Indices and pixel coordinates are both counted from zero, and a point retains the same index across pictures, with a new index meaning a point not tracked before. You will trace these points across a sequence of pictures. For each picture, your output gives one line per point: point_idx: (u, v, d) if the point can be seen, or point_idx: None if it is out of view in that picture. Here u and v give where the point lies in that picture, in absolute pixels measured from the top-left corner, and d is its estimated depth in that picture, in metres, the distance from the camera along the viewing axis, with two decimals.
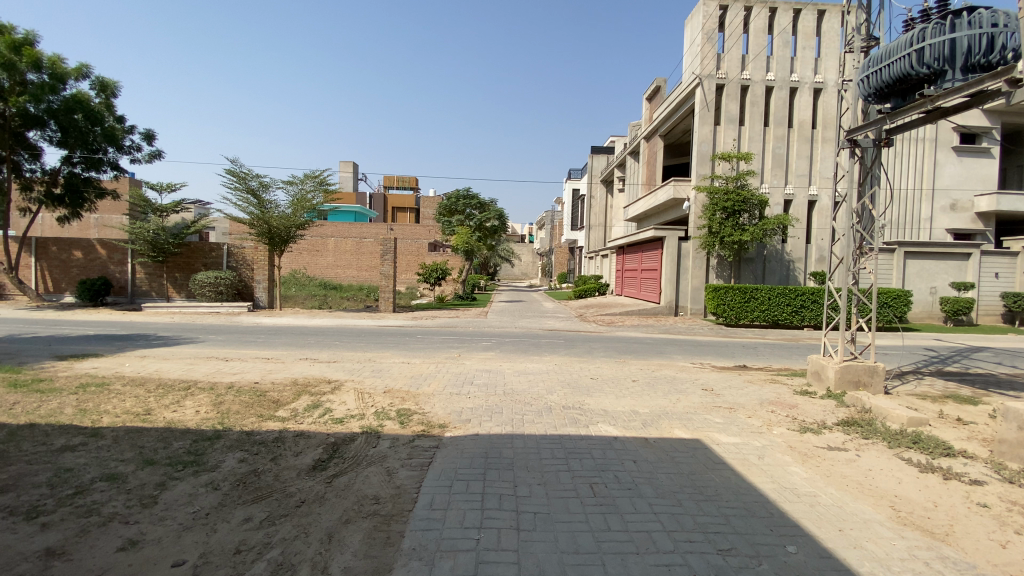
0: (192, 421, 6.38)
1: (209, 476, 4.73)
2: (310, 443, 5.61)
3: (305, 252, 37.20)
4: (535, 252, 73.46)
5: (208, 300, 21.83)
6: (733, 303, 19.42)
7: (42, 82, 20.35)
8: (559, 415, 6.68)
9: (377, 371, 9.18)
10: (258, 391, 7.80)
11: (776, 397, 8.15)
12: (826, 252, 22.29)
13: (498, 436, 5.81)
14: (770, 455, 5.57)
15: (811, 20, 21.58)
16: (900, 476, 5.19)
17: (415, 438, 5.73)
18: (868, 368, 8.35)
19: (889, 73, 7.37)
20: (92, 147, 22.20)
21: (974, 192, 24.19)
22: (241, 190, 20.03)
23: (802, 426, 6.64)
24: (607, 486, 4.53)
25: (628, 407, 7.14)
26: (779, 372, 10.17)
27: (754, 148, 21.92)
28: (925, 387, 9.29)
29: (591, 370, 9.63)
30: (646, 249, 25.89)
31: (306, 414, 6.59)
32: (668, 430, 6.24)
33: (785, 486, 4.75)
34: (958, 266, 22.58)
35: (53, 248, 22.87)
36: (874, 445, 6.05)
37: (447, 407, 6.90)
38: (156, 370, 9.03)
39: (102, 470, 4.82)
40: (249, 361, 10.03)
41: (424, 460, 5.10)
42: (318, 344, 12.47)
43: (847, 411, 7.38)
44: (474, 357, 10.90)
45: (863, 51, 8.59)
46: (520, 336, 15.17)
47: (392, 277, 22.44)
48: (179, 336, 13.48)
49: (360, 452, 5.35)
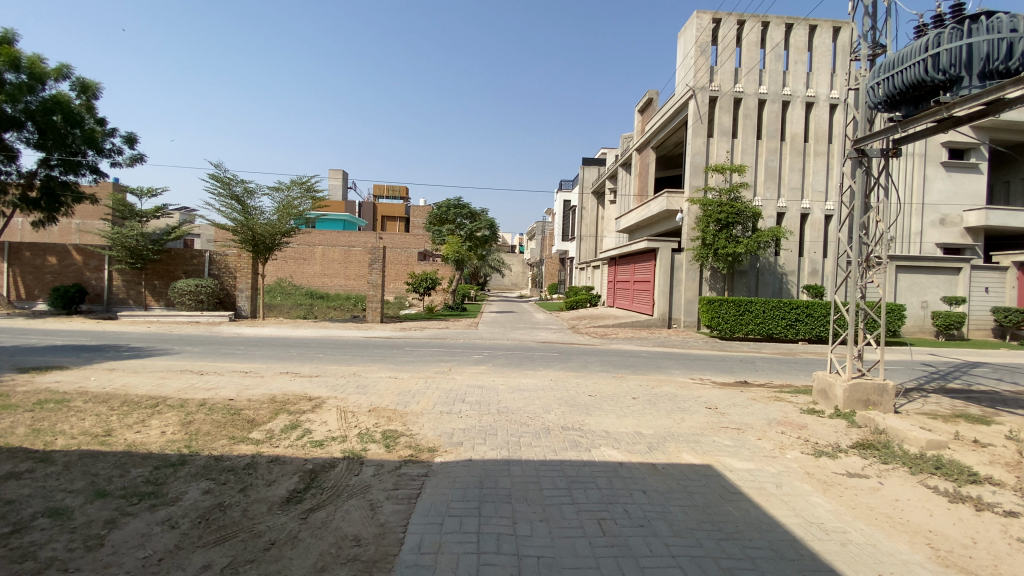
0: (156, 443, 5.79)
1: (167, 511, 4.18)
2: (286, 470, 5.07)
3: (292, 260, 36.53)
4: (526, 262, 73.47)
5: (188, 308, 21.04)
6: (727, 316, 19.12)
7: (20, 82, 19.67)
8: (558, 437, 6.21)
9: (362, 388, 8.63)
10: (232, 409, 7.21)
11: (784, 416, 7.74)
12: (819, 264, 22.12)
13: (493, 462, 5.33)
14: (788, 483, 5.14)
15: (803, 35, 21.66)
16: (930, 507, 4.79)
17: (402, 465, 5.22)
18: (878, 386, 7.99)
19: (902, 80, 7.10)
20: (71, 150, 21.44)
21: (963, 207, 24.32)
22: (224, 196, 19.41)
23: (816, 449, 6.23)
24: (617, 522, 4.07)
25: (631, 429, 6.67)
26: (782, 389, 9.79)
27: (747, 160, 21.79)
28: (934, 406, 8.95)
29: (589, 387, 9.15)
30: (639, 260, 25.59)
31: (282, 437, 6.04)
32: (676, 454, 5.79)
33: (811, 521, 4.31)
34: (949, 280, 22.58)
35: (27, 253, 21.97)
36: (896, 471, 5.65)
37: (437, 428, 6.39)
38: (123, 386, 8.39)
39: (45, 504, 4.24)
40: (225, 375, 9.42)
41: (411, 491, 4.58)
42: (301, 356, 11.88)
43: (860, 433, 6.99)
44: (465, 371, 10.41)
45: (869, 59, 8.32)
46: (512, 349, 14.67)
47: (380, 287, 21.93)
48: (153, 347, 12.78)
49: (341, 481, 4.84)
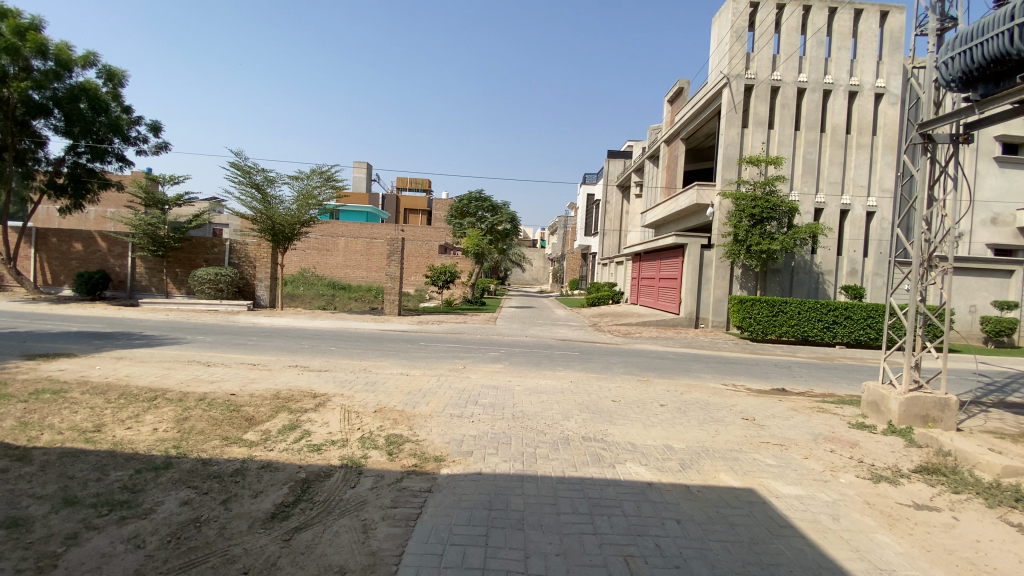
0: (143, 442, 5.36)
1: (137, 525, 3.73)
2: (275, 479, 4.57)
3: (315, 250, 36.62)
4: (547, 257, 72.78)
5: (207, 297, 21.02)
6: (760, 316, 18.15)
7: (47, 69, 19.72)
8: (578, 449, 5.60)
9: (371, 385, 8.13)
10: (232, 405, 6.77)
11: (831, 431, 6.97)
12: (858, 264, 20.91)
13: (505, 477, 4.74)
14: (847, 516, 4.44)
15: (848, 20, 20.41)
16: (1018, 551, 4.04)
17: (403, 477, 4.68)
18: (939, 400, 7.15)
19: (982, 53, 6.19)
20: (97, 137, 21.54)
21: (1016, 205, 22.68)
22: (244, 184, 19.17)
23: (873, 473, 5.50)
24: (646, 561, 3.47)
25: (660, 441, 6.01)
26: (825, 398, 8.99)
27: (784, 152, 20.66)
28: (997, 423, 8.06)
29: (612, 391, 8.48)
30: (665, 256, 24.70)
31: (278, 438, 5.56)
32: (712, 475, 5.13)
33: (880, 567, 3.62)
34: (1000, 284, 21.11)
35: (53, 239, 22.24)
36: (972, 504, 4.89)
37: (445, 434, 5.84)
38: (126, 376, 8.07)
39: (5, 513, 3.82)
40: (232, 367, 9.04)
41: (411, 511, 4.03)
42: (312, 349, 11.51)
43: (921, 454, 6.20)
44: (480, 370, 9.83)
45: (938, 34, 7.39)
46: (531, 347, 14.03)
47: (399, 279, 21.54)
48: (165, 336, 12.53)
49: (334, 495, 4.32)
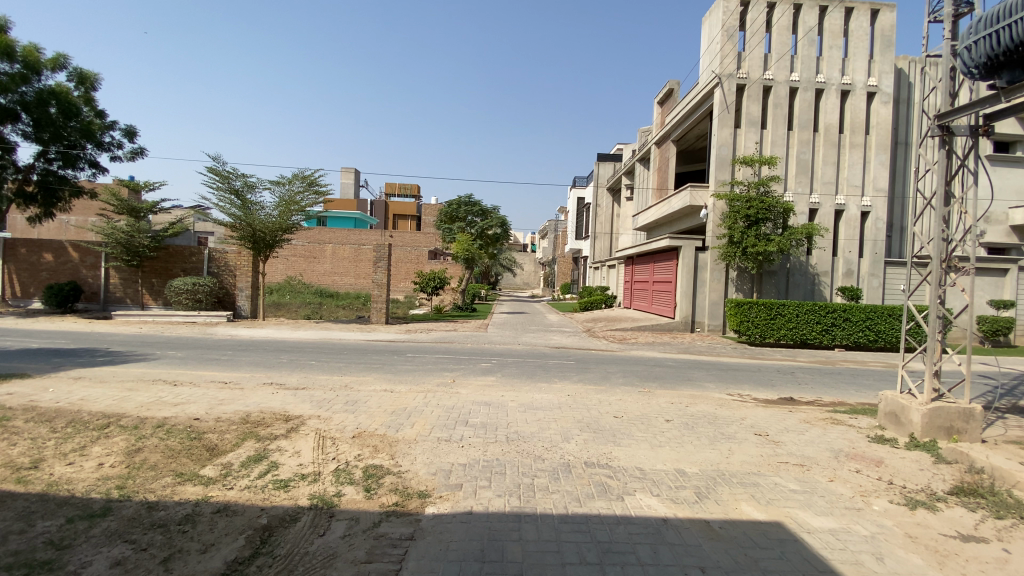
0: (82, 483, 4.65)
1: None
2: (230, 527, 3.91)
3: (301, 257, 35.64)
4: (537, 261, 72.54)
5: (185, 308, 20.17)
6: (757, 319, 17.63)
7: (14, 72, 18.89)
8: (582, 478, 4.98)
9: (351, 405, 7.47)
10: (194, 433, 6.06)
11: (851, 447, 6.42)
12: (854, 264, 20.58)
13: (500, 518, 4.11)
14: (891, 555, 3.86)
15: (839, 18, 20.14)
16: None
17: (381, 521, 4.03)
18: (964, 411, 6.62)
19: (1011, 35, 5.67)
20: (69, 142, 20.61)
21: (1009, 203, 22.49)
22: (223, 190, 18.44)
23: (908, 498, 4.95)
24: None
25: (669, 465, 5.42)
26: (836, 408, 8.49)
27: (777, 152, 20.30)
28: (1019, 432, 7.58)
29: (613, 406, 7.89)
30: (658, 259, 24.23)
31: (241, 473, 4.90)
32: (732, 506, 4.53)
33: None
34: (995, 283, 20.91)
35: (22, 250, 21.25)
36: (1021, 532, 4.33)
37: (430, 464, 5.20)
38: (79, 400, 7.32)
39: None
40: (200, 387, 8.32)
41: (388, 568, 3.39)
42: (290, 364, 10.78)
43: (953, 472, 5.66)
44: (470, 384, 9.20)
45: (953, 18, 6.93)
46: (524, 356, 13.37)
47: (386, 287, 20.80)
48: (134, 351, 11.72)
49: (298, 547, 3.68)
